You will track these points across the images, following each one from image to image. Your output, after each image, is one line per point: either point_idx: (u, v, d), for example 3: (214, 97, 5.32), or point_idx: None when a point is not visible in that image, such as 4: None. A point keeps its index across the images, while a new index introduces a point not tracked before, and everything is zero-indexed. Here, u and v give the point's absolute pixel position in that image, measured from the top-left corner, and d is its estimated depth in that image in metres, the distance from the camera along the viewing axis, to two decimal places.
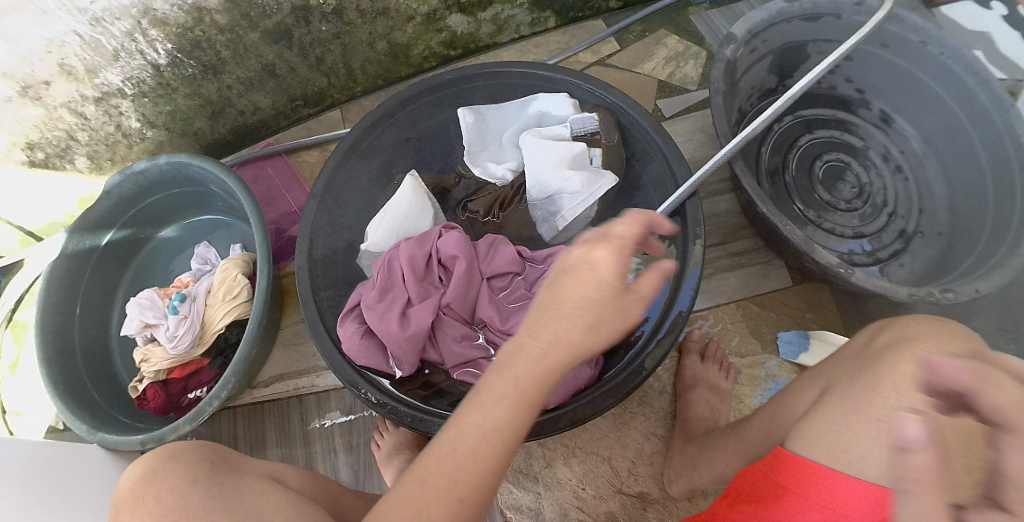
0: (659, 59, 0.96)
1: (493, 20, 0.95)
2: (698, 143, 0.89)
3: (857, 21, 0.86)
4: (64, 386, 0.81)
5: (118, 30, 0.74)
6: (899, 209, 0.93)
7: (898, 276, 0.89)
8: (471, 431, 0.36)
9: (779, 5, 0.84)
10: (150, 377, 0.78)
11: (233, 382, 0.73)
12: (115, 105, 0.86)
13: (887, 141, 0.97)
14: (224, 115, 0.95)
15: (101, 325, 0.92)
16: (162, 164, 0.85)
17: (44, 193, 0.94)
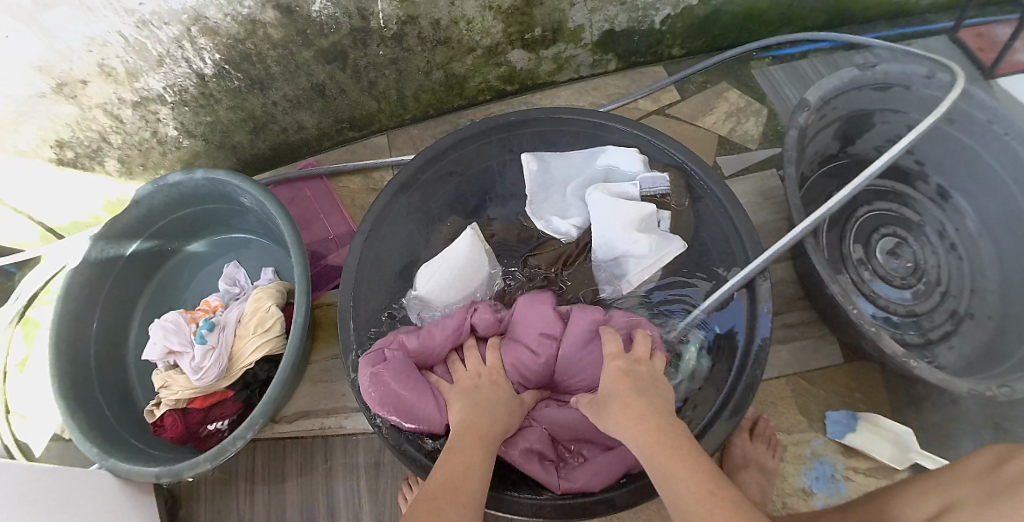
0: (720, 113, 0.95)
1: (554, 59, 0.93)
2: (756, 206, 0.87)
3: (928, 94, 0.83)
4: (76, 402, 0.76)
5: (165, 35, 0.70)
6: (952, 288, 0.89)
7: (948, 360, 0.85)
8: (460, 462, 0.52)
9: (852, 73, 0.81)
10: (169, 405, 0.74)
11: (260, 423, 0.69)
12: (154, 112, 0.81)
13: (943, 218, 0.93)
14: (265, 131, 0.91)
15: (117, 336, 0.87)
16: (198, 179, 0.81)
17: (71, 192, 0.90)
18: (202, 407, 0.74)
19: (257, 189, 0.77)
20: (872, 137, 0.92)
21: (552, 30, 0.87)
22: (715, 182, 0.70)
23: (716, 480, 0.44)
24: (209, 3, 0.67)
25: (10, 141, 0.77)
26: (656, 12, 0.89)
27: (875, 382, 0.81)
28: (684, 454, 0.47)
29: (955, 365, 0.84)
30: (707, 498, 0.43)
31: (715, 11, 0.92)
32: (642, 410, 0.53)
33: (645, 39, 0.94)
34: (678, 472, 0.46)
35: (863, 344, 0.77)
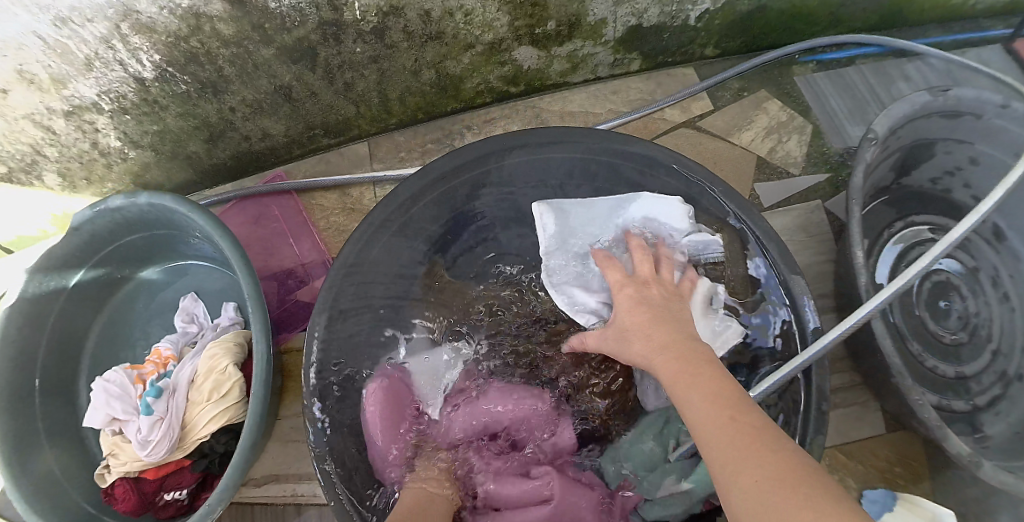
0: (759, 128, 0.83)
1: (569, 57, 0.79)
2: (798, 246, 0.76)
3: (1000, 126, 0.72)
4: (19, 466, 0.67)
5: (91, 35, 0.57)
6: (1003, 346, 0.78)
7: (996, 429, 0.74)
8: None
9: (922, 99, 0.69)
10: (120, 474, 0.68)
11: (217, 510, 0.61)
12: (89, 121, 0.69)
13: (998, 261, 0.82)
14: (225, 139, 0.78)
15: (69, 376, 0.80)
16: (142, 205, 0.70)
17: (12, 207, 0.81)
18: (155, 477, 0.68)
19: (216, 229, 0.64)
20: (930, 166, 0.81)
21: (567, 24, 0.72)
22: (770, 241, 0.60)
23: (737, 405, 0.39)
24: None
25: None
26: (692, 7, 0.75)
27: (914, 454, 0.73)
28: (709, 377, 0.43)
29: (1002, 436, 0.73)
30: (726, 423, 0.38)
31: (760, 6, 0.79)
32: (666, 339, 0.48)
33: (676, 37, 0.80)
34: (701, 393, 0.41)
35: (906, 418, 0.68)
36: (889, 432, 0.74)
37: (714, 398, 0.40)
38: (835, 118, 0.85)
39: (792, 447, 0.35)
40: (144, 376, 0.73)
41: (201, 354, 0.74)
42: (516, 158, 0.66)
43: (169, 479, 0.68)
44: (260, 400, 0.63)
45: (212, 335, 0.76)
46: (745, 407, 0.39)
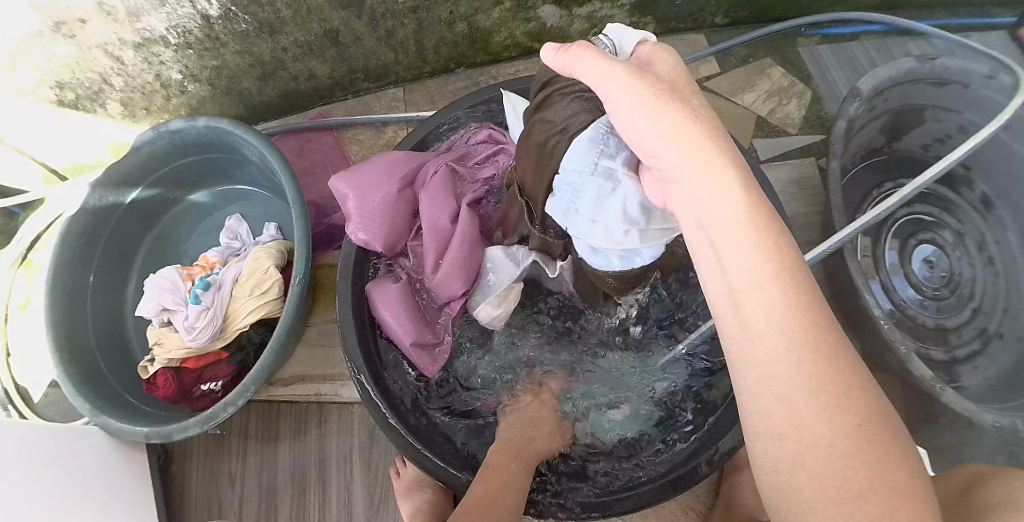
0: (762, 92, 0.91)
1: (588, 19, 0.86)
2: (791, 197, 0.86)
3: (987, 95, 0.82)
4: (68, 348, 0.85)
5: None
6: (984, 304, 0.87)
7: (972, 381, 0.84)
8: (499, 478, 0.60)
9: (910, 64, 0.82)
10: (163, 364, 0.88)
11: (252, 391, 0.75)
12: (157, 54, 0.87)
13: (984, 227, 0.90)
14: (275, 77, 0.92)
15: (115, 287, 0.98)
16: (200, 127, 0.89)
17: (76, 133, 1.05)
18: (195, 367, 0.88)
19: (267, 148, 0.82)
20: (922, 132, 0.91)
21: None
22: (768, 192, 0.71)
23: (827, 346, 0.35)
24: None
25: (18, 82, 0.89)
26: None
27: (890, 397, 0.82)
28: (779, 264, 0.36)
29: (977, 387, 0.83)
30: (820, 375, 0.34)
31: None
32: (731, 177, 0.38)
33: (688, 5, 0.87)
34: (771, 326, 0.36)
35: (879, 357, 0.78)
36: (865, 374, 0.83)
37: (790, 312, 0.35)
38: (833, 88, 0.94)
39: (887, 432, 0.35)
40: (192, 275, 0.92)
41: (244, 260, 0.93)
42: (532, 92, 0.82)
43: (208, 370, 0.88)
44: (296, 298, 0.78)
45: (254, 245, 0.94)
46: (823, 327, 0.35)
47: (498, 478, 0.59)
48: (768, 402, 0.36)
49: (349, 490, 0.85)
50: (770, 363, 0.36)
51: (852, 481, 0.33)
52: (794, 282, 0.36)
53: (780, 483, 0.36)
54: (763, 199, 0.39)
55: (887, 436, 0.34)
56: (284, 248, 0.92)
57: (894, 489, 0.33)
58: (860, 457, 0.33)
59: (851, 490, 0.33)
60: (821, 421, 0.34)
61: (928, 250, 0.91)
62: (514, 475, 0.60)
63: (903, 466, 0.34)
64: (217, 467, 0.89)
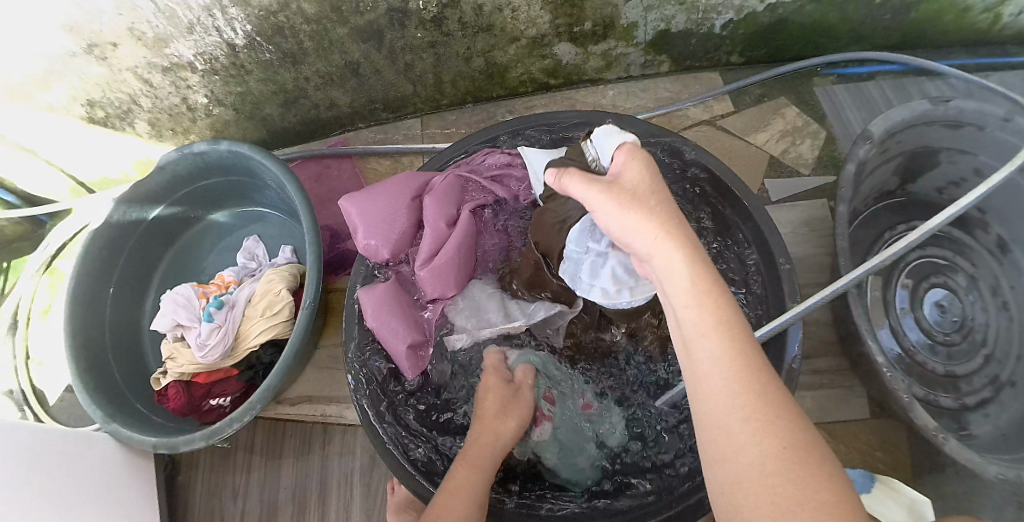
0: (775, 131, 0.93)
1: (604, 56, 0.91)
2: (801, 237, 0.86)
3: (1004, 138, 0.81)
4: (86, 358, 0.88)
5: (196, 4, 0.75)
6: (997, 352, 0.86)
7: (982, 429, 0.83)
8: (455, 491, 0.60)
9: (923, 106, 0.81)
10: (174, 378, 0.91)
11: (257, 409, 0.77)
12: (184, 78, 0.90)
13: (999, 271, 0.90)
14: (298, 105, 0.96)
15: (134, 299, 1.01)
16: (222, 150, 0.91)
17: (103, 148, 1.09)
18: (205, 383, 0.91)
19: (285, 173, 0.85)
20: (937, 174, 0.92)
21: (602, 25, 0.85)
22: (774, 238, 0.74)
23: (756, 378, 0.39)
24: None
25: (51, 98, 0.93)
26: (717, 16, 0.86)
27: (897, 444, 0.82)
28: (722, 311, 0.41)
29: (987, 435, 0.81)
30: (748, 400, 0.38)
31: (782, 18, 0.89)
32: (677, 257, 0.43)
33: (702, 44, 0.92)
34: (707, 360, 0.41)
35: (886, 402, 0.79)
36: (872, 419, 0.83)
37: (724, 347, 0.40)
38: (848, 127, 0.95)
39: (821, 460, 0.37)
40: (208, 293, 0.94)
41: (258, 281, 0.96)
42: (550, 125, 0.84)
43: (217, 387, 0.91)
44: (305, 321, 0.80)
45: (269, 267, 0.96)
46: (754, 362, 0.39)
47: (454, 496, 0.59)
48: (711, 429, 0.40)
49: (348, 512, 0.85)
50: (710, 395, 0.40)
51: (779, 502, 0.35)
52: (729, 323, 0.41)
53: (728, 508, 0.38)
54: (711, 261, 0.44)
55: (817, 462, 0.36)
56: (297, 271, 0.95)
57: (821, 507, 0.34)
58: (787, 477, 0.36)
59: (781, 508, 0.35)
60: (752, 443, 0.37)
61: (940, 294, 0.91)
62: (467, 483, 0.61)
63: (832, 491, 0.35)
64: (220, 480, 0.91)
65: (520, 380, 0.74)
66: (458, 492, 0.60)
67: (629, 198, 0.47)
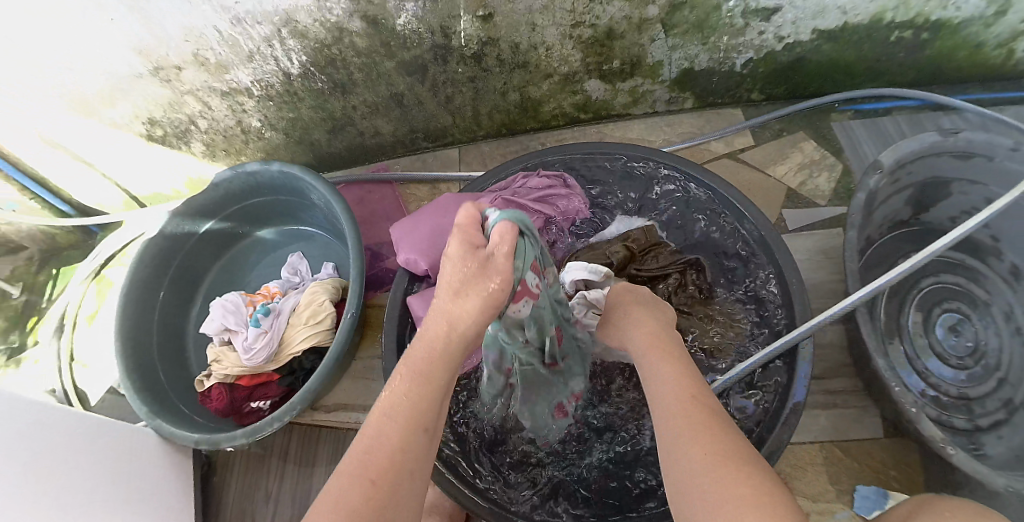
0: (793, 163, 0.99)
1: (631, 92, 1.00)
2: (815, 264, 0.91)
3: (1010, 166, 0.86)
4: (133, 357, 0.95)
5: (258, 34, 0.85)
6: (1011, 375, 0.89)
7: (995, 450, 0.85)
8: (394, 398, 0.49)
9: (931, 137, 0.87)
10: (219, 379, 0.96)
11: (296, 411, 0.83)
12: (241, 103, 1.00)
13: (1014, 299, 0.93)
14: (344, 132, 1.06)
15: (180, 307, 1.08)
16: (274, 170, 0.99)
17: (158, 164, 1.17)
18: (247, 386, 0.96)
19: (332, 193, 0.92)
20: (949, 204, 0.96)
21: (629, 64, 0.94)
22: (785, 265, 0.79)
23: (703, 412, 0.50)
24: (300, 9, 0.81)
25: (114, 115, 1.02)
26: (738, 55, 0.95)
27: (912, 464, 0.85)
28: (678, 366, 0.56)
29: (1000, 456, 0.84)
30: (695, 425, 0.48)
31: (800, 56, 0.96)
32: (646, 336, 0.62)
33: (725, 80, 0.99)
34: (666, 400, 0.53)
35: (899, 422, 0.83)
36: (886, 438, 0.87)
37: (674, 385, 0.53)
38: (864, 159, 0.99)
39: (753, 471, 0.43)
40: (255, 301, 1.01)
41: (302, 293, 1.02)
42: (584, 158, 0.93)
43: (257, 390, 0.96)
44: (345, 331, 0.86)
45: (312, 281, 1.03)
46: (702, 396, 0.52)
47: (390, 409, 0.48)
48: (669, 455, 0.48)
49: None
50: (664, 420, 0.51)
51: (709, 491, 0.42)
52: (679, 372, 0.55)
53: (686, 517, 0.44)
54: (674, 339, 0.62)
55: (737, 463, 0.44)
56: (338, 284, 1.01)
57: (741, 494, 0.41)
58: (718, 475, 0.43)
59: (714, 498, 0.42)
60: (693, 454, 0.46)
61: (955, 318, 0.95)
62: (406, 387, 0.49)
63: (752, 485, 0.41)
64: (255, 483, 0.97)
65: (495, 246, 0.52)
66: (414, 409, 0.48)
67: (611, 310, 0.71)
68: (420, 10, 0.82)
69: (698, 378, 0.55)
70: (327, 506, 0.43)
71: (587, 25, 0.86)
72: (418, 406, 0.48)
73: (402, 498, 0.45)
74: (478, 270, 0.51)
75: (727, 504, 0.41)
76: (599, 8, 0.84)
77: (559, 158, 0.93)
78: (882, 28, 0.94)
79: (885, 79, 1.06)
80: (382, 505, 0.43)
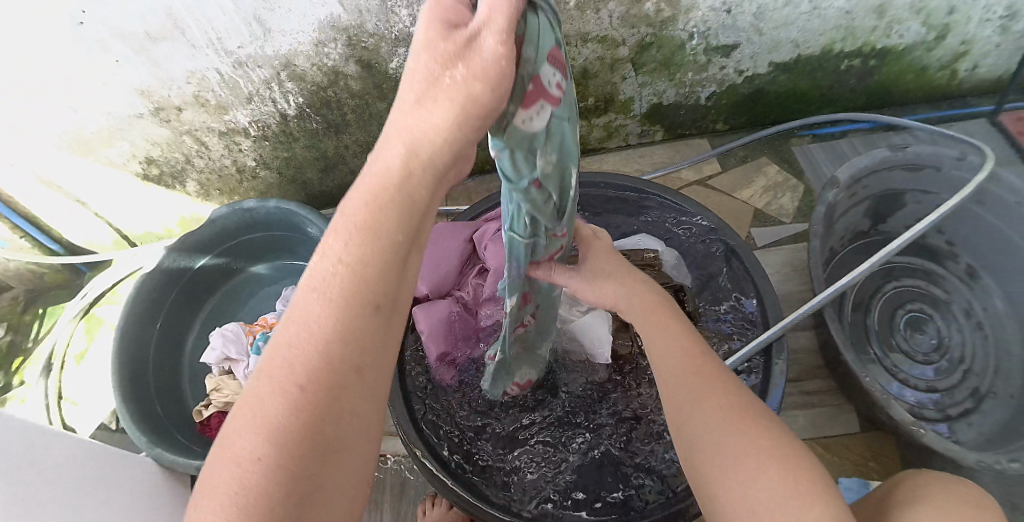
0: (758, 187, 1.07)
1: (605, 127, 1.07)
2: (786, 276, 0.98)
3: (960, 175, 0.94)
4: (131, 390, 0.97)
5: (258, 76, 0.91)
6: (974, 367, 0.98)
7: (967, 436, 0.93)
8: (330, 269, 0.32)
9: (883, 153, 0.95)
10: (218, 407, 0.97)
11: None
12: (237, 142, 1.04)
13: (971, 297, 1.02)
14: (335, 170, 1.14)
15: (176, 340, 1.11)
16: (270, 207, 1.04)
17: (150, 203, 1.20)
18: None
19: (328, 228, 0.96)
20: (904, 214, 1.03)
21: (603, 101, 1.01)
22: (758, 278, 0.86)
23: (715, 372, 0.53)
24: (299, 54, 0.88)
25: (112, 153, 1.05)
26: (702, 89, 1.02)
27: (888, 454, 0.93)
28: (679, 329, 0.59)
29: (972, 441, 0.92)
30: (706, 380, 0.52)
31: (759, 89, 1.05)
32: (635, 297, 0.63)
33: (691, 113, 1.07)
34: (673, 359, 0.55)
35: (873, 416, 0.90)
36: (863, 431, 0.95)
37: (679, 349, 0.56)
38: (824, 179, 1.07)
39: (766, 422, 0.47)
40: (254, 331, 1.03)
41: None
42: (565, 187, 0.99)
43: None
44: None
45: None
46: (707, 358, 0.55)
47: (324, 285, 0.32)
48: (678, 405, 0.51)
49: None
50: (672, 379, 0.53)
51: (729, 439, 0.45)
52: (680, 335, 0.58)
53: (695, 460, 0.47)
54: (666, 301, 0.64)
55: (750, 415, 0.47)
56: None
57: (757, 440, 0.44)
58: (730, 426, 0.46)
59: (728, 447, 0.45)
60: (704, 410, 0.49)
61: (919, 318, 1.03)
62: (347, 255, 0.32)
63: (769, 434, 0.45)
64: None
65: (483, 22, 0.32)
66: (353, 286, 0.32)
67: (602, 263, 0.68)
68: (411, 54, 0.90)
69: (699, 341, 0.58)
70: (244, 430, 0.30)
71: None
72: (365, 274, 0.32)
73: (353, 404, 0.32)
74: (451, 54, 0.32)
75: (740, 448, 0.44)
76: (575, 50, 0.91)
77: None
78: (833, 58, 1.02)
79: (838, 104, 1.14)
80: (319, 421, 0.30)
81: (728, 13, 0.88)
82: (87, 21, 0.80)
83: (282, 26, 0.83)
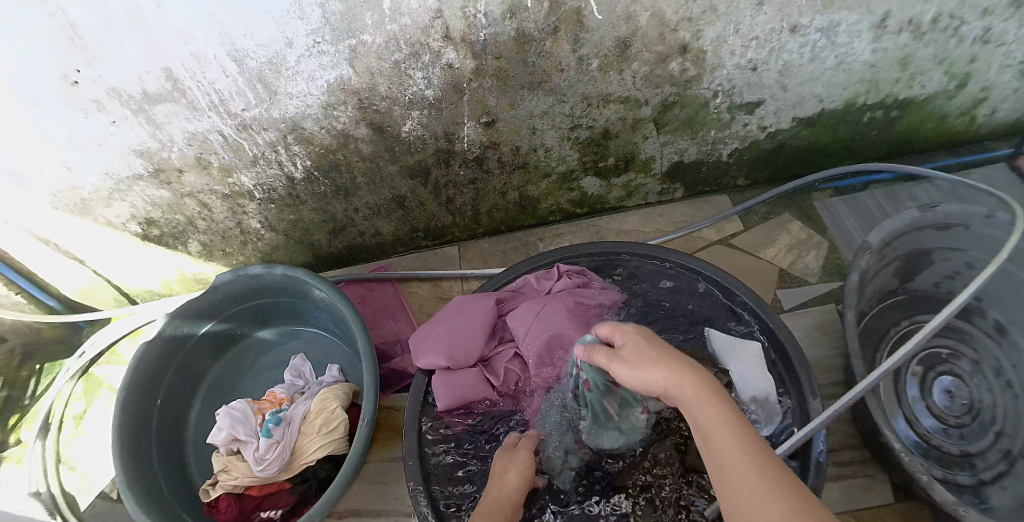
0: (782, 245, 1.04)
1: (624, 187, 1.07)
2: (816, 340, 0.93)
3: (989, 232, 0.89)
4: (134, 468, 0.91)
5: (263, 139, 0.88)
6: (1006, 428, 0.90)
7: (1000, 501, 0.85)
8: None
9: (911, 214, 0.91)
10: (227, 489, 0.92)
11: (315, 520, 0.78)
12: (242, 205, 1.01)
13: (1000, 354, 0.95)
14: (346, 233, 1.12)
15: (181, 411, 1.06)
16: (277, 273, 1.00)
17: (149, 261, 1.16)
18: (257, 496, 0.92)
19: (338, 298, 0.92)
20: (932, 272, 0.99)
21: (623, 160, 1.00)
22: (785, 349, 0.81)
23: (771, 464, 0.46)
24: (308, 117, 0.85)
25: (112, 214, 1.02)
26: (724, 146, 1.00)
27: None
28: (736, 420, 0.49)
29: (1006, 506, 0.84)
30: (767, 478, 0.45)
31: (780, 145, 1.03)
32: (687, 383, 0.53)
33: (711, 170, 1.06)
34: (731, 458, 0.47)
35: (910, 490, 0.84)
36: (899, 502, 0.89)
37: (737, 443, 0.48)
38: (848, 236, 1.04)
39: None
40: (263, 409, 0.97)
41: (310, 398, 0.99)
42: (587, 253, 0.95)
43: (268, 499, 0.92)
44: (364, 439, 0.83)
45: (318, 385, 1.02)
46: (761, 444, 0.48)
47: None
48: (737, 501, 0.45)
49: None
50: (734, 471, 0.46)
51: None
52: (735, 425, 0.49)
53: None
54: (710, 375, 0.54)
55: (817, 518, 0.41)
56: (347, 388, 0.98)
57: None
58: None
59: None
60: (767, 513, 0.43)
61: (947, 381, 0.96)
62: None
63: None
64: None
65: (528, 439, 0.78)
66: None
67: (626, 358, 0.59)
68: (424, 117, 0.87)
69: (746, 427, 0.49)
70: None
71: (583, 127, 0.92)
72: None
73: None
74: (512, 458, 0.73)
75: None
76: (597, 112, 0.89)
77: (571, 257, 0.96)
78: (855, 112, 1.00)
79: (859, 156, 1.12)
80: None
81: (753, 70, 0.86)
82: (83, 81, 0.76)
83: (290, 89, 0.81)
